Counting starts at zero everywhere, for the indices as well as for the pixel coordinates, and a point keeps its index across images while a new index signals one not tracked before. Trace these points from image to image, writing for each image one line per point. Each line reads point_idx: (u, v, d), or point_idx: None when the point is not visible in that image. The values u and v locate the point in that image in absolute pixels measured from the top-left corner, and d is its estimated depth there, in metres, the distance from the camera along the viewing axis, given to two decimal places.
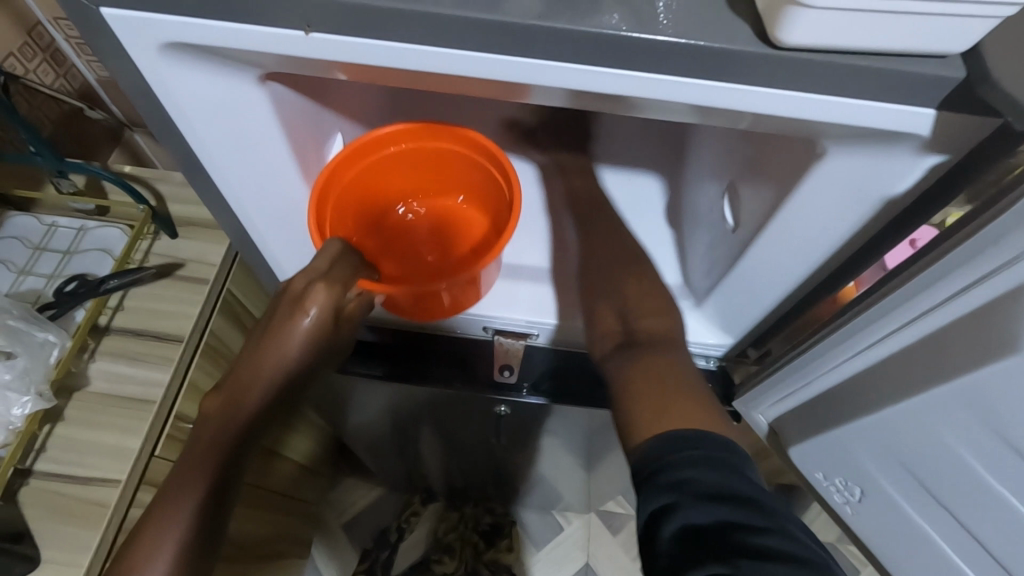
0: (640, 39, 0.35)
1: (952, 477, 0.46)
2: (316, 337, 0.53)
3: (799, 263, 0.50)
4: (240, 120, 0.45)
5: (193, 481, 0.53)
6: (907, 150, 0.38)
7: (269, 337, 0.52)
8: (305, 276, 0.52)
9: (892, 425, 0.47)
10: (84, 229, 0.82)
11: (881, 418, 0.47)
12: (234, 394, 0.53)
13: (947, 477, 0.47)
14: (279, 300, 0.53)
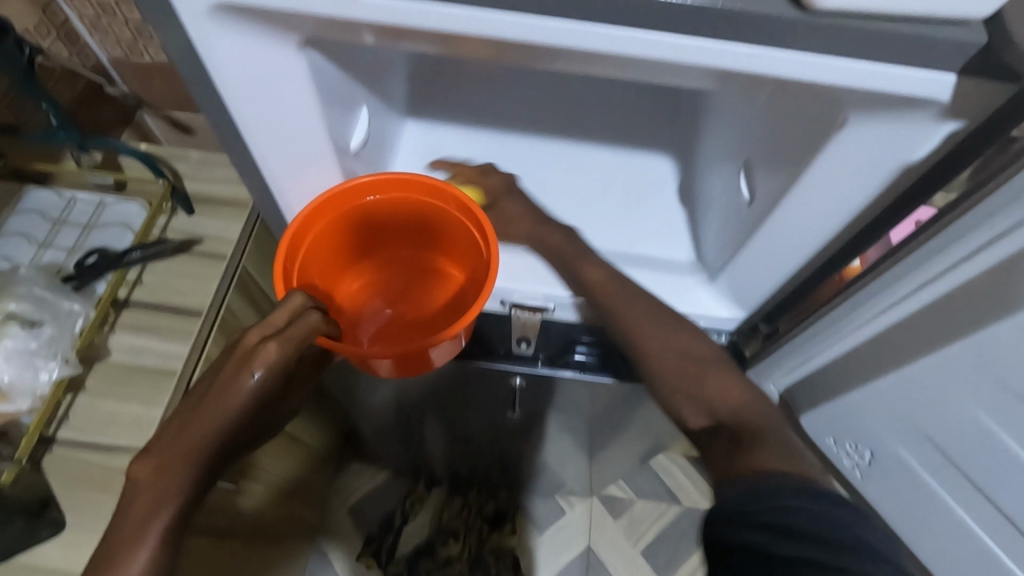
0: (677, 4, 0.36)
1: (966, 430, 0.50)
2: (262, 395, 0.52)
3: (815, 235, 0.52)
4: (280, 86, 0.46)
5: (123, 574, 0.46)
6: (926, 117, 0.40)
7: (207, 401, 0.50)
8: (258, 332, 0.51)
9: (910, 382, 0.52)
10: (103, 204, 0.83)
11: (900, 375, 0.52)
12: (163, 467, 0.49)
13: (959, 431, 0.51)
14: (220, 362, 0.52)
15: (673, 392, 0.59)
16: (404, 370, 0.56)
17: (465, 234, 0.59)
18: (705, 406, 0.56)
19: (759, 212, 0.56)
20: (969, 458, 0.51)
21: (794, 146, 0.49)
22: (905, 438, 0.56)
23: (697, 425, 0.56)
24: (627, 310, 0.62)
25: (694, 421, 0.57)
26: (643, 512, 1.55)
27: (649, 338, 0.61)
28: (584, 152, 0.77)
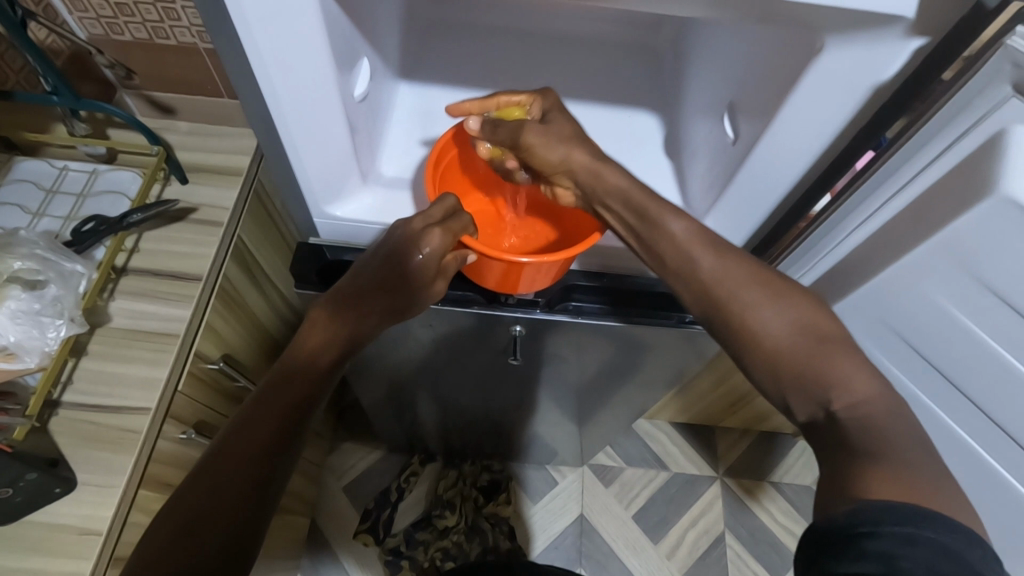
0: None
1: (939, 325, 0.57)
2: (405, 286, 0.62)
3: (796, 164, 0.56)
4: (293, 25, 0.48)
5: (272, 420, 0.53)
6: (896, 34, 0.44)
7: (369, 280, 0.61)
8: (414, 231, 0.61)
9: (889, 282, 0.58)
10: (96, 173, 0.84)
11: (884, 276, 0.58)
12: (328, 332, 0.59)
13: (928, 328, 0.59)
14: (378, 254, 0.62)
15: (784, 387, 0.52)
16: (504, 281, 0.67)
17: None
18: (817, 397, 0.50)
19: (743, 149, 0.59)
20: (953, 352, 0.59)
21: (778, 75, 0.52)
22: (875, 332, 0.66)
23: (811, 417, 0.51)
24: (731, 281, 0.55)
25: (805, 411, 0.51)
26: (633, 478, 1.59)
27: (767, 323, 0.53)
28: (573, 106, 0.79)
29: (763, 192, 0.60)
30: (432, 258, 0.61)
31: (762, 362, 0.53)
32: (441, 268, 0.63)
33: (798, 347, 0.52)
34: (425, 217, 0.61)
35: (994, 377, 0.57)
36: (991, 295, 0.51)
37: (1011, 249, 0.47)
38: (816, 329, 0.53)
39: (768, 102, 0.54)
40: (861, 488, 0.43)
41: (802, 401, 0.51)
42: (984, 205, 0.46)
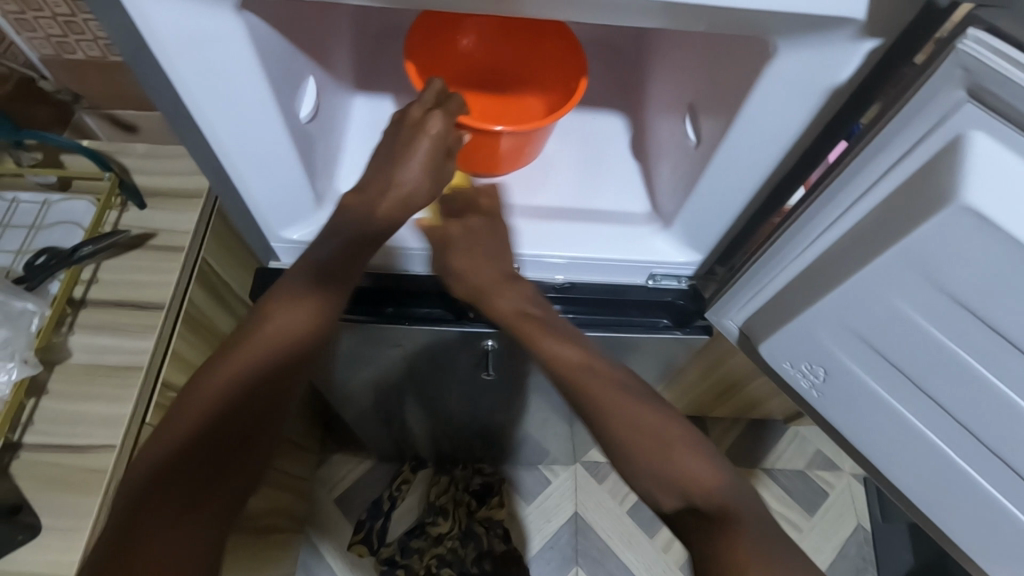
0: None
1: (923, 351, 0.47)
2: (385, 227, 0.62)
3: (760, 164, 0.54)
4: (217, 48, 0.45)
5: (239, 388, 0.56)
6: (847, 37, 0.41)
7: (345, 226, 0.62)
8: (421, 106, 0.60)
9: (850, 303, 0.48)
10: (48, 204, 0.80)
11: (830, 301, 0.49)
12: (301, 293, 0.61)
13: (911, 352, 0.48)
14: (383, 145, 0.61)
15: (645, 476, 0.59)
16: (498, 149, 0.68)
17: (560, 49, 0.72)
18: (675, 488, 0.57)
19: (705, 152, 0.57)
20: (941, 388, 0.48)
21: (734, 78, 0.50)
22: (838, 338, 0.52)
23: (673, 504, 0.57)
24: (590, 382, 0.62)
25: (668, 500, 0.58)
26: None
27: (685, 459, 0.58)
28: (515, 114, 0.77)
29: (730, 193, 0.58)
30: (433, 152, 0.60)
31: (655, 466, 0.58)
32: (438, 161, 0.60)
33: (682, 450, 0.59)
34: (420, 103, 0.61)
35: (919, 393, 0.50)
36: (974, 320, 0.42)
37: (977, 260, 0.38)
38: (702, 476, 0.57)
39: (726, 105, 0.52)
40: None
41: (666, 491, 0.58)
42: (938, 218, 0.38)
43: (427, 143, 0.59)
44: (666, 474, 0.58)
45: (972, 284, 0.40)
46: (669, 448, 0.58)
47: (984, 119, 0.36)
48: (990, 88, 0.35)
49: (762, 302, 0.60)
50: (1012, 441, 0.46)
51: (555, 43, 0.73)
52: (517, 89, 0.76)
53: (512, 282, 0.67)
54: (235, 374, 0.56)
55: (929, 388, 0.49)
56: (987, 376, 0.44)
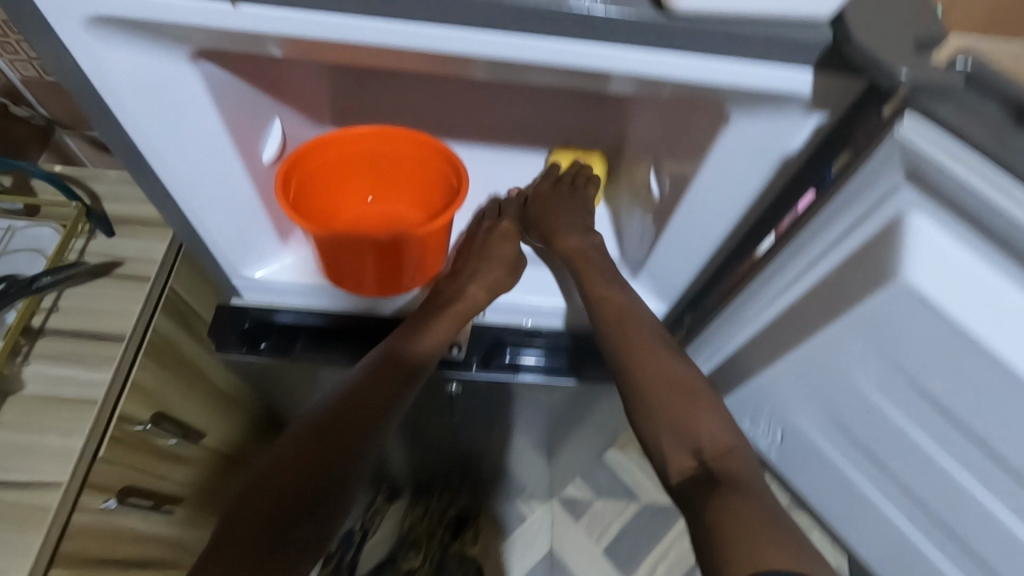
0: (559, 10, 0.35)
1: (871, 416, 0.47)
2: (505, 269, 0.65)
3: (720, 224, 0.54)
4: (171, 96, 0.45)
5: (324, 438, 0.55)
6: (796, 111, 0.41)
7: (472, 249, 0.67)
8: (493, 216, 0.69)
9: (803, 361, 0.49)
10: (11, 230, 0.79)
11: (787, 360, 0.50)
12: (403, 340, 0.61)
13: (862, 415, 0.48)
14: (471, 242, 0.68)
15: (658, 431, 0.55)
16: (388, 267, 0.63)
17: (408, 145, 0.62)
18: (689, 444, 0.53)
19: (668, 206, 0.57)
20: (894, 455, 0.47)
21: (694, 139, 0.50)
22: (796, 395, 0.53)
23: (682, 466, 0.53)
24: (618, 313, 0.60)
25: (677, 463, 0.53)
26: (603, 509, 1.55)
27: (705, 421, 0.54)
28: (482, 155, 0.76)
29: (690, 250, 0.58)
30: (506, 277, 0.66)
31: (668, 408, 0.55)
32: (507, 280, 0.66)
33: (704, 395, 0.56)
34: (492, 216, 0.69)
35: (873, 457, 0.50)
36: (924, 399, 0.41)
37: (921, 340, 0.38)
38: (719, 442, 0.53)
39: (686, 164, 0.52)
40: (735, 550, 0.41)
41: (678, 447, 0.53)
42: (883, 294, 0.38)
43: (503, 267, 0.65)
44: (684, 430, 0.54)
45: (919, 361, 0.39)
46: (699, 397, 0.55)
47: (925, 205, 0.36)
48: (929, 175, 0.35)
49: (723, 356, 0.60)
50: (962, 519, 0.45)
51: (400, 146, 0.62)
52: (398, 194, 0.68)
53: (586, 231, 0.65)
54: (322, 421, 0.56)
55: (883, 456, 0.49)
56: (936, 452, 0.44)
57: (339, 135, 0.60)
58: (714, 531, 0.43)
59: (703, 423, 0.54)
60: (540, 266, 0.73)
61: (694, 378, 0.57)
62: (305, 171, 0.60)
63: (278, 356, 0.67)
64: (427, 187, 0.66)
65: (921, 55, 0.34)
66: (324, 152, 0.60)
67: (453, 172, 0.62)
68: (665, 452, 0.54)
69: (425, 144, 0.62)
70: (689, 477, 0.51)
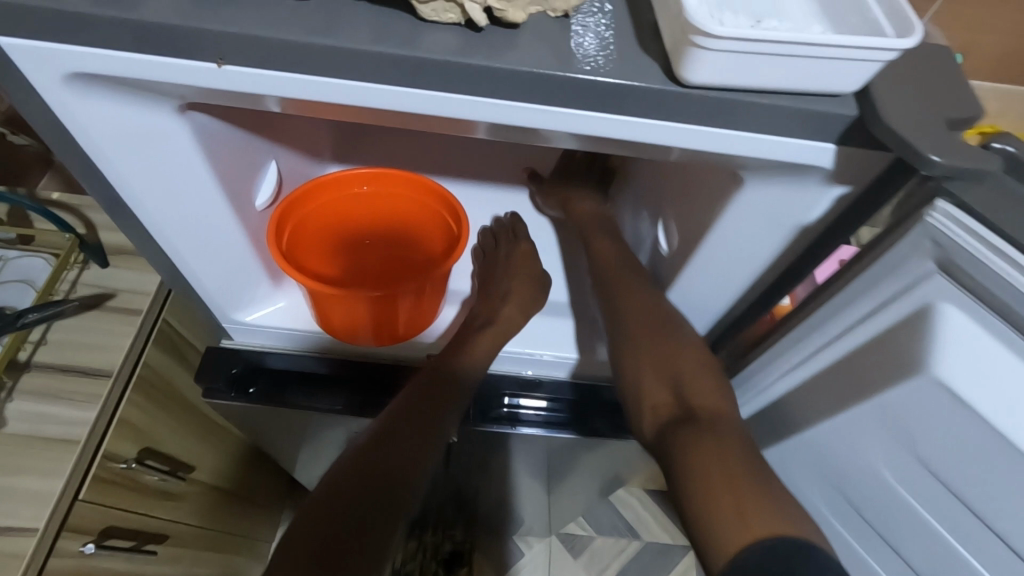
0: (563, 78, 0.33)
1: (891, 505, 0.43)
2: (531, 287, 0.64)
3: (731, 285, 0.51)
4: (158, 148, 0.43)
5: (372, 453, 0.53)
6: (817, 181, 0.39)
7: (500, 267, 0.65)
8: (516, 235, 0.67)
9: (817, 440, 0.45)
10: (5, 260, 0.78)
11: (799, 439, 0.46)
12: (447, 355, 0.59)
13: (881, 504, 0.44)
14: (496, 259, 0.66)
15: (640, 372, 0.51)
16: (383, 316, 0.59)
17: (407, 188, 0.63)
18: (670, 383, 0.50)
19: (677, 262, 0.54)
20: (919, 551, 0.43)
21: (703, 198, 0.48)
22: (809, 474, 0.49)
23: (657, 406, 0.49)
24: (614, 262, 0.59)
25: (654, 400, 0.50)
26: (605, 548, 1.34)
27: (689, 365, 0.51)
28: (486, 195, 0.73)
29: (699, 308, 0.55)
30: (534, 293, 0.64)
31: (657, 349, 0.51)
32: (536, 297, 0.64)
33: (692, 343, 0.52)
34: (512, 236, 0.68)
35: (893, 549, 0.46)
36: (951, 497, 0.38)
37: (950, 437, 0.35)
38: (705, 393, 0.49)
39: (697, 221, 0.49)
40: (729, 525, 0.39)
41: (657, 384, 0.50)
42: (908, 385, 0.35)
43: (531, 280, 0.64)
44: (667, 371, 0.50)
45: (948, 459, 0.36)
46: (685, 340, 0.52)
47: (955, 295, 0.33)
48: (961, 264, 0.32)
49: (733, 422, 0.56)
50: None
51: (400, 188, 0.63)
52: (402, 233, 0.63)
53: (597, 202, 0.68)
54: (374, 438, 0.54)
55: (905, 550, 0.45)
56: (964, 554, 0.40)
57: (338, 176, 0.61)
58: (694, 483, 0.42)
59: (684, 367, 0.51)
60: (564, 316, 0.68)
61: (686, 330, 0.53)
62: (302, 215, 0.60)
63: (268, 402, 0.64)
64: (430, 229, 0.63)
65: (952, 137, 0.31)
66: (324, 194, 0.61)
67: (452, 217, 0.62)
68: (643, 393, 0.50)
69: (423, 185, 0.62)
70: (664, 420, 0.48)
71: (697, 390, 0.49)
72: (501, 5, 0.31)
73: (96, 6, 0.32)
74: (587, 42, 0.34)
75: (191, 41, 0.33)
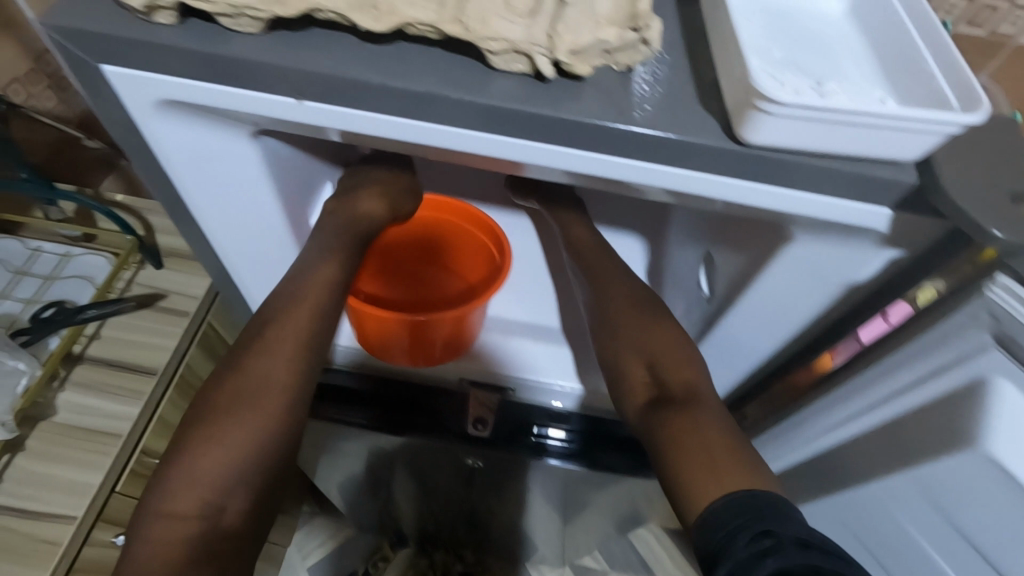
0: (622, 131, 0.34)
1: None
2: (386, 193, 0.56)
3: (771, 338, 0.50)
4: (228, 169, 0.45)
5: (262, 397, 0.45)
6: (871, 242, 0.39)
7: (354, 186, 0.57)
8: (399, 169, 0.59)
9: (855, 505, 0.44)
10: (68, 256, 0.82)
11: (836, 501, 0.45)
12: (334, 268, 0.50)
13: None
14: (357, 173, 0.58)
15: (620, 354, 0.52)
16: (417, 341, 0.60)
17: (450, 215, 0.65)
18: (649, 360, 0.51)
19: (717, 308, 0.54)
20: None
21: (750, 248, 0.48)
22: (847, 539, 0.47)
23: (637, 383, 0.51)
24: (599, 273, 0.58)
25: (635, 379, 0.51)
26: None
27: (664, 338, 0.52)
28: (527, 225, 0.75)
29: (736, 357, 0.54)
30: (387, 198, 0.56)
31: (634, 329, 0.53)
32: (401, 197, 0.57)
33: (668, 322, 0.53)
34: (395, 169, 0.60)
35: None
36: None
37: (1002, 516, 0.34)
38: (681, 367, 0.50)
39: (741, 269, 0.49)
40: (706, 489, 0.41)
41: (637, 362, 0.51)
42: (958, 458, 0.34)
43: (381, 189, 0.56)
44: (644, 348, 0.52)
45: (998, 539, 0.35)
46: (663, 318, 0.54)
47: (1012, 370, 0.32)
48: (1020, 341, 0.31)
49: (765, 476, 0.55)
50: None
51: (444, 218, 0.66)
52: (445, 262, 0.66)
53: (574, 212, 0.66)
54: (264, 376, 0.46)
55: None
56: None
57: None
58: (677, 459, 0.44)
59: (655, 338, 0.52)
60: (562, 344, 0.69)
61: (668, 316, 0.54)
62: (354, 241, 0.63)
63: None
64: (472, 258, 0.65)
65: (1016, 212, 0.31)
66: None
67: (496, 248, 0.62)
68: (623, 376, 0.52)
69: (461, 214, 0.65)
70: (646, 399, 0.49)
71: (676, 366, 0.50)
72: (568, 59, 0.32)
73: (192, 43, 0.34)
74: (648, 98, 0.35)
75: (278, 78, 0.35)
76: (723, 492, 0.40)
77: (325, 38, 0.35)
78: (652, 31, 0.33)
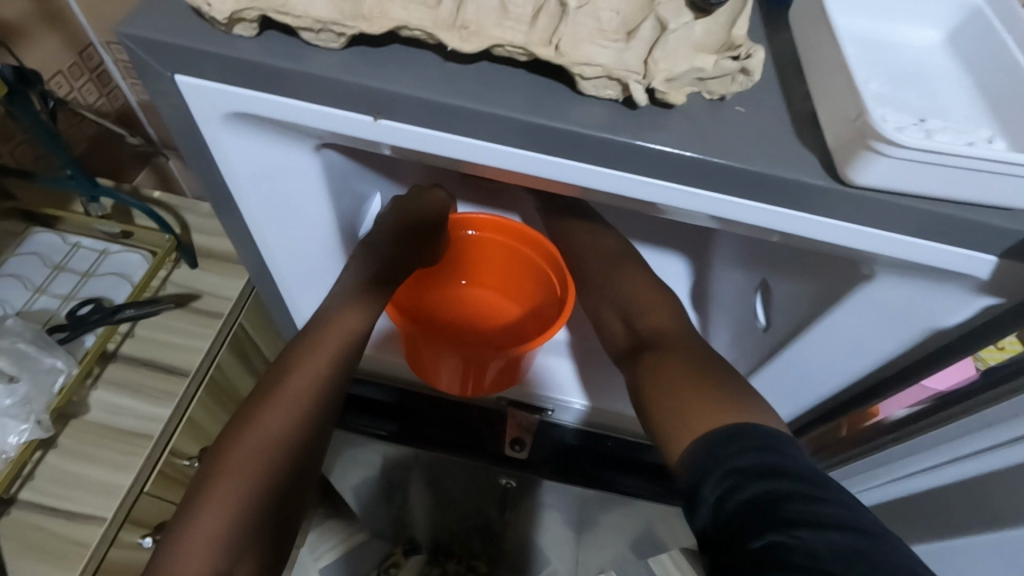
0: (715, 164, 0.32)
1: None
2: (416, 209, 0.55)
3: (838, 377, 0.48)
4: (289, 182, 0.44)
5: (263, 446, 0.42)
6: (965, 287, 0.37)
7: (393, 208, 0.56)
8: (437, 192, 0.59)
9: None
10: (106, 253, 0.82)
11: None
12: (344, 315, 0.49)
13: None
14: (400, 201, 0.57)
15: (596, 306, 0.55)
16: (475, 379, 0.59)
17: (511, 239, 0.62)
18: (621, 308, 0.52)
19: (776, 341, 0.52)
20: None
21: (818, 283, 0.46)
22: None
23: (615, 334, 0.52)
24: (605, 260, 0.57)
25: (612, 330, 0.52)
26: None
27: (634, 284, 0.54)
28: None
29: (796, 393, 0.52)
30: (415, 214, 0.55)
31: (611, 280, 0.55)
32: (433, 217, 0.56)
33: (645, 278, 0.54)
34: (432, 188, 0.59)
35: None
36: None
37: None
38: (657, 315, 0.50)
39: (807, 303, 0.47)
40: (679, 427, 0.39)
41: (612, 312, 0.53)
42: None
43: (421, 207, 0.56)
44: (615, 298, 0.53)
45: None
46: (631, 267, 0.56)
47: None
48: None
49: None
50: None
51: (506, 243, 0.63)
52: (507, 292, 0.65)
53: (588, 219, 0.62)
54: (268, 425, 0.43)
55: None
56: None
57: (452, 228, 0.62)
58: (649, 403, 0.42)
59: (626, 288, 0.53)
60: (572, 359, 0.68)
61: (641, 270, 0.56)
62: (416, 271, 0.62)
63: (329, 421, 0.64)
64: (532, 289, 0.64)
65: None
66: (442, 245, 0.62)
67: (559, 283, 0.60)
68: (606, 333, 0.53)
69: (522, 241, 0.61)
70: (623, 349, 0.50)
71: (651, 314, 0.50)
72: (664, 87, 0.31)
73: (271, 56, 0.33)
74: (741, 130, 0.33)
75: (355, 96, 0.34)
76: (697, 436, 0.37)
77: (406, 55, 0.34)
78: (755, 61, 0.31)
